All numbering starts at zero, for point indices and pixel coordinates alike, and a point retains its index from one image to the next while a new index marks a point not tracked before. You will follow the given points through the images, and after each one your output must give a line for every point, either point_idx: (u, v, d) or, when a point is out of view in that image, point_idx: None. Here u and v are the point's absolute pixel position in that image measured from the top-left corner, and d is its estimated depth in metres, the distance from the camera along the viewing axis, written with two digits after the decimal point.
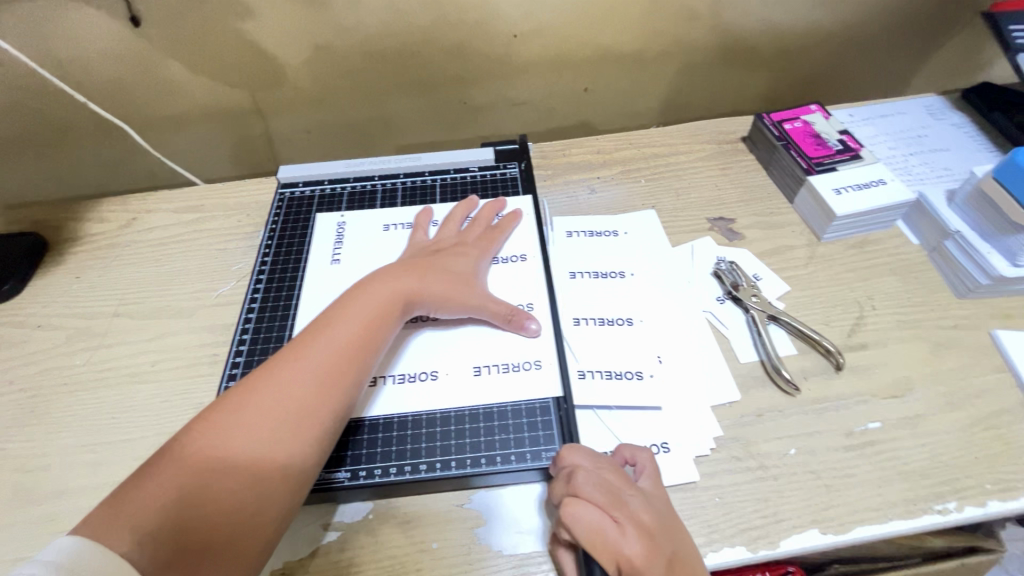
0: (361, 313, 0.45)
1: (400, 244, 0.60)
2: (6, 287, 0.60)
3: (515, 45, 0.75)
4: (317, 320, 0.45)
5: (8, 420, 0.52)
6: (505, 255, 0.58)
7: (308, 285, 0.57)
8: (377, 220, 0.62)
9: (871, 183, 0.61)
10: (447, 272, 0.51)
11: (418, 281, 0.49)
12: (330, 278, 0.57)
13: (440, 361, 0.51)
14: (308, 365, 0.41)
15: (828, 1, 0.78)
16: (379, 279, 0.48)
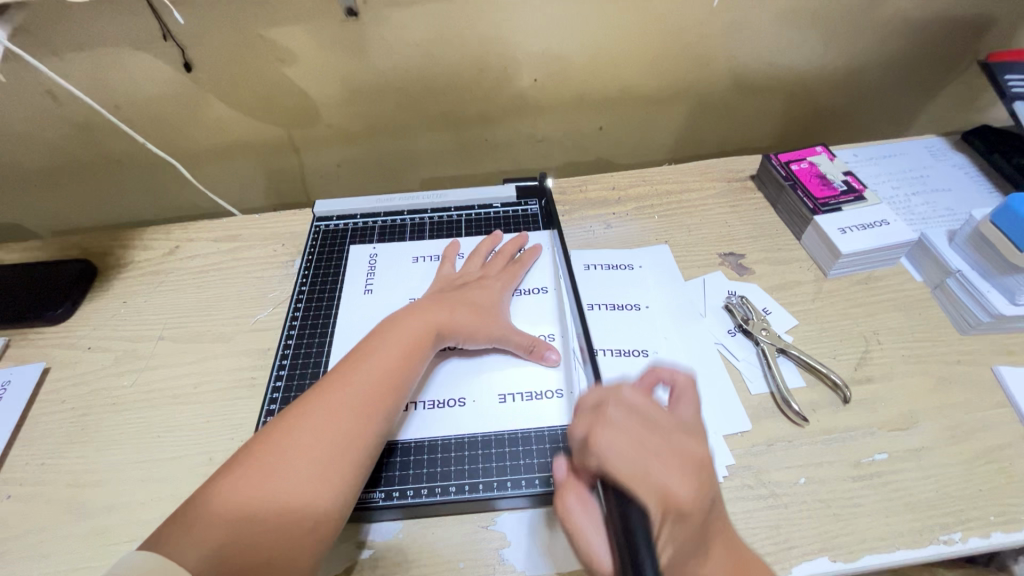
0: (396, 345, 0.49)
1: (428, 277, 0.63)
2: (59, 310, 0.64)
3: (535, 87, 0.80)
4: (353, 354, 0.49)
5: (60, 438, 0.55)
6: (527, 288, 0.62)
7: (343, 314, 0.60)
8: (406, 253, 0.66)
9: (875, 223, 0.65)
10: (474, 304, 0.55)
11: (448, 315, 0.53)
12: (364, 307, 0.61)
13: (468, 389, 0.54)
14: (349, 394, 0.45)
15: (832, 48, 0.82)
16: (412, 314, 0.52)
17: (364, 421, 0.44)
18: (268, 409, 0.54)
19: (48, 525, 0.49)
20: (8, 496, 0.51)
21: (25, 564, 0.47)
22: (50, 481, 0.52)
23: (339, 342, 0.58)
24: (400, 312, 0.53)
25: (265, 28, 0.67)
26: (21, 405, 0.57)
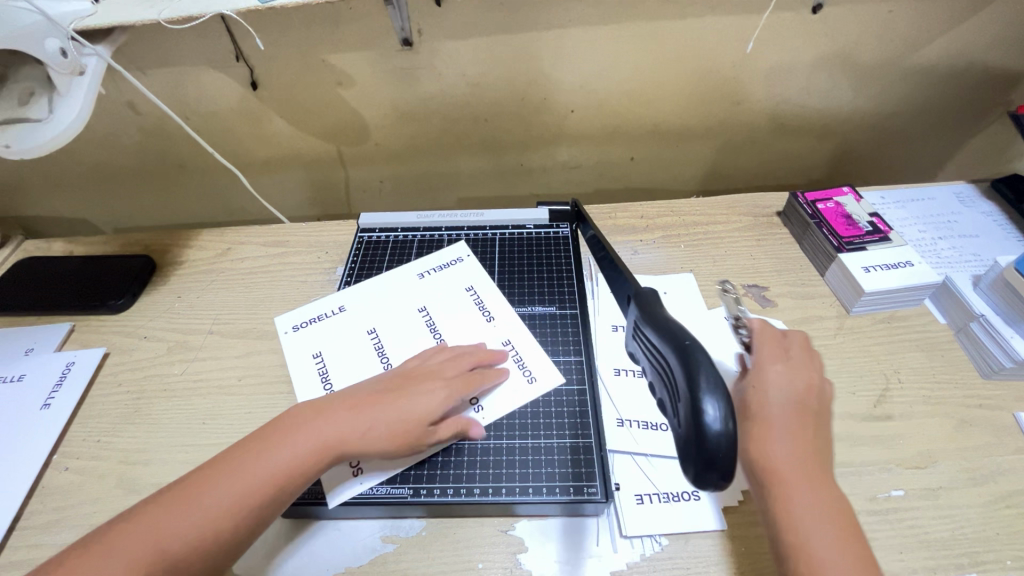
0: (282, 463, 0.44)
1: (458, 305, 0.64)
2: (121, 300, 0.70)
3: (572, 118, 0.84)
4: (261, 439, 0.46)
5: (116, 417, 0.60)
6: (523, 364, 0.58)
7: (374, 288, 0.67)
8: (461, 282, 0.67)
9: (900, 264, 0.66)
10: (386, 423, 0.48)
11: (356, 433, 0.47)
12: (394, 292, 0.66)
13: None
14: (221, 494, 0.42)
15: (863, 93, 0.85)
16: (329, 414, 0.47)
17: (225, 529, 0.41)
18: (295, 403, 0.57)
19: (99, 497, 0.53)
20: (66, 468, 0.55)
21: (77, 531, 0.51)
22: (104, 457, 0.56)
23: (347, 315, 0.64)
24: (321, 406, 0.48)
25: (327, 53, 0.73)
26: (82, 385, 0.62)
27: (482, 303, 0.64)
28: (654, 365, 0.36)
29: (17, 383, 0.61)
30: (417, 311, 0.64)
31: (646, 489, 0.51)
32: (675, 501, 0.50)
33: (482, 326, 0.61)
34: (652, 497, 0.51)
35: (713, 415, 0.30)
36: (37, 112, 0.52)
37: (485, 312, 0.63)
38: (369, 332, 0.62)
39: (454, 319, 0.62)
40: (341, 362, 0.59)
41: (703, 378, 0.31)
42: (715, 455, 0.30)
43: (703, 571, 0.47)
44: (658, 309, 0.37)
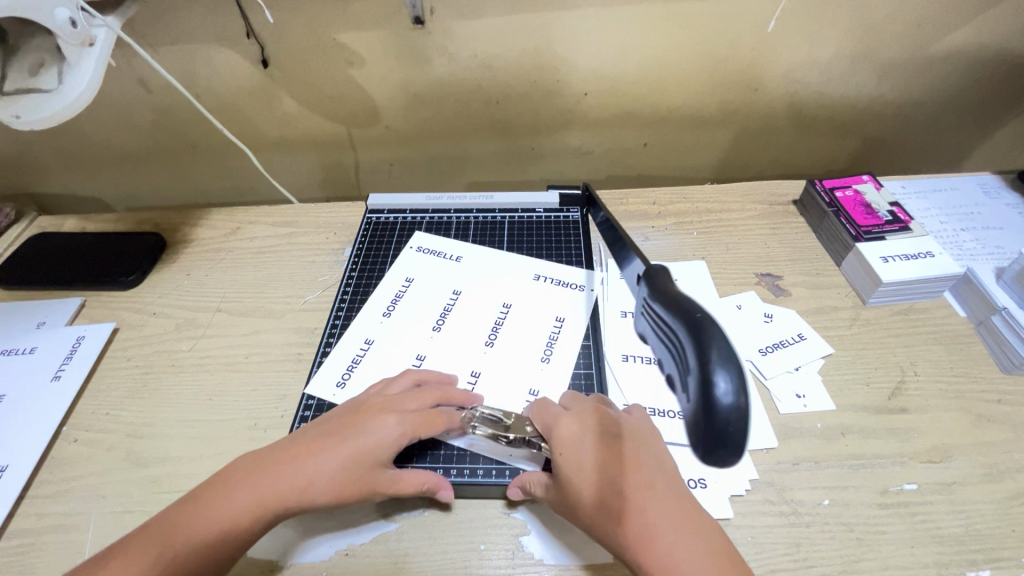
0: (215, 526, 0.42)
1: (531, 331, 0.60)
2: (131, 277, 0.70)
3: (585, 101, 0.82)
4: (203, 493, 0.43)
5: (124, 391, 0.60)
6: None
7: (446, 272, 0.67)
8: (550, 311, 0.62)
9: (920, 255, 0.64)
10: (331, 470, 0.44)
11: (300, 481, 0.44)
12: (469, 283, 0.65)
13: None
14: (161, 552, 0.40)
15: (886, 80, 0.82)
16: (270, 464, 0.45)
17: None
18: (320, 358, 0.59)
19: (106, 469, 0.54)
20: (75, 440, 0.56)
21: (85, 502, 0.52)
22: (112, 430, 0.57)
23: (407, 292, 0.65)
24: (261, 455, 0.46)
25: (338, 31, 0.72)
26: (92, 359, 0.62)
27: (553, 340, 0.59)
28: (661, 342, 0.35)
29: (29, 355, 0.62)
30: (497, 315, 0.62)
31: None
32: None
33: (531, 364, 0.57)
34: None
35: (724, 388, 0.29)
36: (48, 84, 0.52)
37: (548, 351, 0.58)
38: (442, 313, 0.62)
39: (514, 345, 0.59)
40: (396, 332, 0.61)
41: (715, 351, 0.30)
42: (725, 429, 0.29)
43: None
44: (667, 283, 0.36)
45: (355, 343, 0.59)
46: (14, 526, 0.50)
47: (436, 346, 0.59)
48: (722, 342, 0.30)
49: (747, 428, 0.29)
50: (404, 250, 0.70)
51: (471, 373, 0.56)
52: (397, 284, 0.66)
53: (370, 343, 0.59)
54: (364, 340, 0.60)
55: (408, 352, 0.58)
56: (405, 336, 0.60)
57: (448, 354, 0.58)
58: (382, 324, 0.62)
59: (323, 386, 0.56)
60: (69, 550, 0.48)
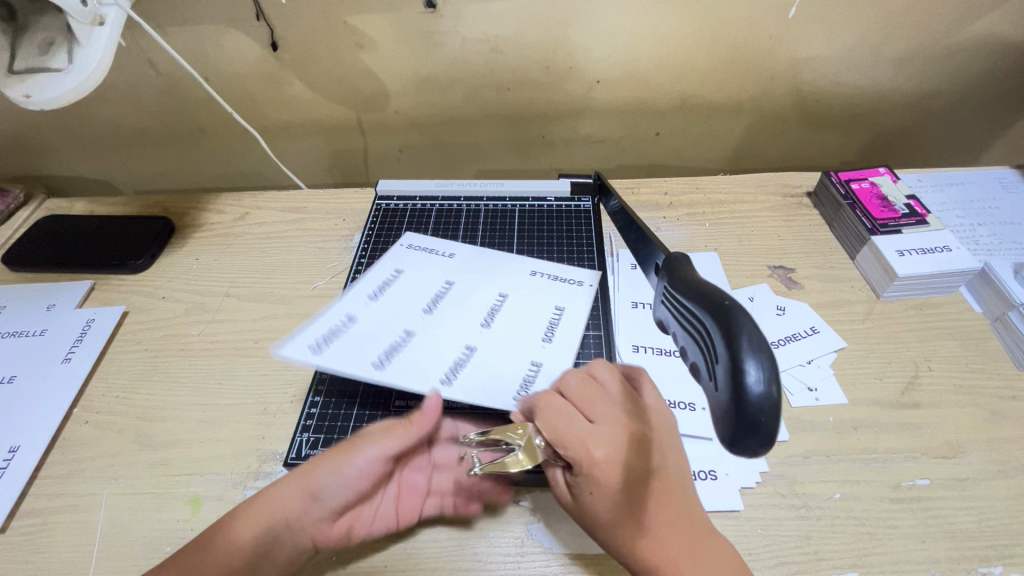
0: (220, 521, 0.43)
1: (531, 314, 0.56)
2: (140, 260, 0.70)
3: (598, 89, 0.81)
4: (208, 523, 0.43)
5: (134, 374, 0.60)
6: (528, 389, 0.48)
7: (440, 262, 0.62)
8: (551, 297, 0.58)
9: (937, 249, 0.63)
10: (329, 464, 0.44)
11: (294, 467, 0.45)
12: (465, 270, 0.61)
13: (420, 357, 0.50)
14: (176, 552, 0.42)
15: (904, 71, 0.81)
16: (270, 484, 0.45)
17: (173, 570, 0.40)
18: None
19: (115, 451, 0.54)
20: (86, 422, 0.56)
21: (95, 483, 0.52)
22: (122, 412, 0.57)
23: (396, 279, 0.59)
24: None
25: (348, 14, 0.71)
26: (102, 342, 0.62)
27: (555, 321, 0.55)
28: (687, 331, 0.35)
29: (39, 337, 0.62)
30: (494, 299, 0.57)
31: None
32: None
33: (532, 338, 0.53)
34: None
35: (754, 377, 0.29)
36: (59, 63, 0.52)
37: (550, 330, 0.54)
38: (434, 297, 0.57)
39: (512, 323, 0.55)
40: (383, 309, 0.55)
41: (745, 340, 0.30)
42: (758, 419, 0.29)
43: None
44: (691, 273, 0.36)
45: (333, 315, 0.52)
46: (27, 506, 0.50)
47: (426, 324, 0.54)
48: (753, 330, 0.29)
49: (778, 419, 0.28)
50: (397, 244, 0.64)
51: (467, 346, 0.51)
52: (384, 272, 0.59)
53: (350, 318, 0.53)
54: (343, 315, 0.53)
55: (396, 326, 0.53)
56: (393, 314, 0.54)
57: (440, 330, 0.53)
58: (367, 303, 0.56)
59: (291, 346, 0.48)
60: (80, 530, 0.49)
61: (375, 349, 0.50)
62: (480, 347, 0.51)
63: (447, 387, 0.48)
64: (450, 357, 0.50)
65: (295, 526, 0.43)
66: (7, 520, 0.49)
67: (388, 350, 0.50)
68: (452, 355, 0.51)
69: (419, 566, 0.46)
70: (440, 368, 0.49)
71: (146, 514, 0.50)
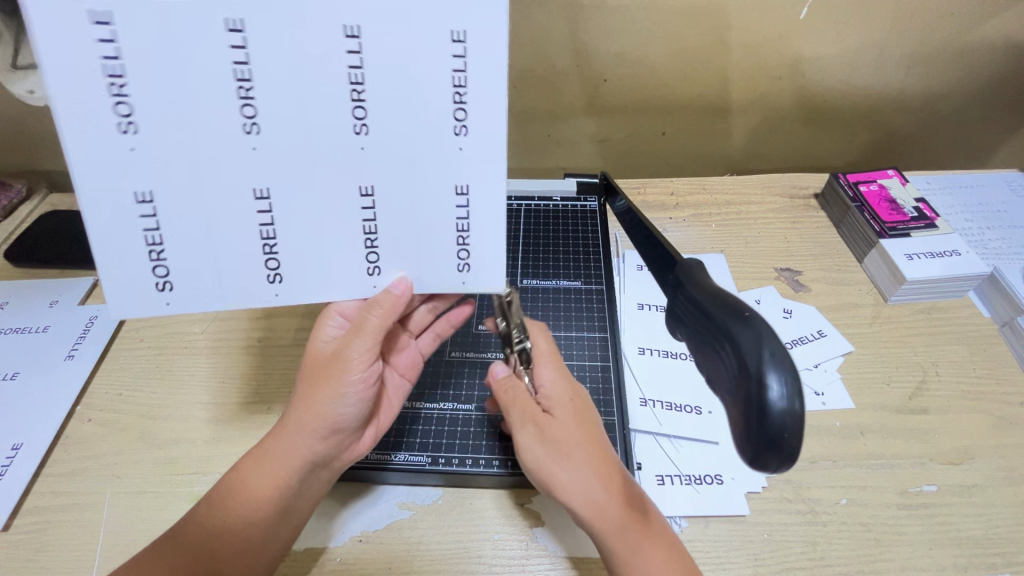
0: (239, 470, 0.43)
1: (419, 88, 0.35)
2: None
3: (604, 87, 0.80)
4: (216, 490, 0.43)
5: (137, 372, 0.60)
6: (464, 242, 0.40)
7: (190, 18, 0.32)
8: (429, 11, 0.33)
9: (946, 253, 0.63)
10: (328, 399, 0.42)
11: (292, 405, 0.43)
12: (250, 0, 0.32)
13: (298, 217, 0.38)
14: (211, 495, 0.43)
15: (914, 72, 0.80)
16: (269, 435, 0.44)
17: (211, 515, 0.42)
18: None
19: (119, 449, 0.54)
20: (89, 420, 0.56)
21: (99, 481, 0.52)
22: (125, 411, 0.57)
23: (127, 72, 0.33)
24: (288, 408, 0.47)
25: None
26: (105, 339, 0.62)
27: (461, 92, 0.36)
28: (698, 334, 0.34)
29: (42, 334, 0.62)
30: (348, 71, 0.34)
31: (667, 470, 0.50)
32: (695, 484, 0.50)
33: (439, 146, 0.37)
34: (673, 479, 0.50)
35: (777, 392, 0.29)
36: None
37: (460, 116, 0.36)
38: (240, 95, 0.34)
39: (399, 125, 0.36)
40: (178, 167, 0.35)
41: (767, 354, 0.29)
42: (780, 435, 0.29)
43: (723, 555, 0.46)
44: (707, 281, 0.35)
45: (127, 210, 0.36)
46: (30, 504, 0.50)
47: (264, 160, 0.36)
48: (775, 344, 0.29)
49: (801, 433, 0.29)
50: (65, 11, 0.31)
51: (363, 190, 0.38)
52: (96, 44, 0.32)
53: (151, 195, 0.36)
54: (135, 191, 0.35)
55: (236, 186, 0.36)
56: (207, 168, 0.35)
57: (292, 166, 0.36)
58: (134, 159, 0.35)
59: (137, 292, 0.38)
60: (84, 529, 0.49)
61: (241, 233, 0.38)
62: (382, 187, 0.38)
63: (375, 274, 0.41)
64: (349, 220, 0.39)
65: (313, 460, 0.43)
66: (10, 518, 0.49)
67: (265, 237, 0.38)
68: (348, 211, 0.38)
69: (422, 568, 0.46)
70: (350, 247, 0.40)
71: (149, 513, 0.49)
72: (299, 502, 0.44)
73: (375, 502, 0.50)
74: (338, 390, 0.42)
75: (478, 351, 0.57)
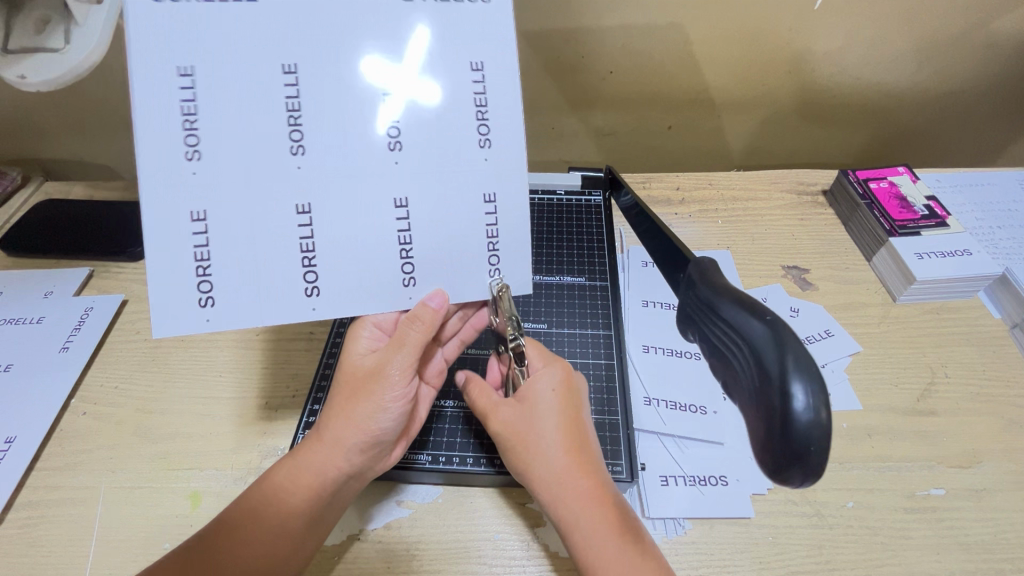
0: (273, 476, 0.42)
1: (445, 116, 0.41)
2: (138, 249, 0.68)
3: (610, 79, 0.79)
4: (246, 503, 0.42)
5: (133, 365, 0.59)
6: (493, 249, 0.44)
7: (253, 65, 0.37)
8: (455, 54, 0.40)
9: (957, 252, 0.62)
10: (370, 410, 0.42)
11: (330, 413, 0.43)
12: (306, 49, 0.38)
13: (339, 233, 0.40)
14: (239, 502, 0.42)
15: (925, 67, 0.78)
16: (306, 444, 0.43)
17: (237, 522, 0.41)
18: (332, 345, 0.56)
19: (114, 443, 0.53)
20: (84, 413, 0.55)
21: (93, 475, 0.51)
22: (120, 404, 0.56)
23: (199, 110, 0.37)
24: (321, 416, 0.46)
25: None
26: (101, 331, 0.61)
27: (482, 112, 0.41)
28: (714, 341, 0.33)
29: (37, 325, 0.61)
30: (381, 99, 0.39)
31: (671, 471, 0.50)
32: (699, 485, 0.49)
33: (466, 159, 0.41)
34: (677, 480, 0.49)
35: (802, 402, 0.28)
36: (57, 43, 0.49)
37: (483, 131, 0.41)
38: (291, 123, 0.38)
39: (429, 143, 0.41)
40: (230, 191, 0.38)
41: (792, 362, 0.28)
42: (806, 448, 0.28)
43: (727, 558, 0.45)
44: (721, 283, 0.34)
45: (184, 231, 0.38)
46: (23, 498, 0.49)
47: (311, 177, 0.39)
48: (799, 350, 0.28)
49: (827, 444, 0.28)
50: (158, 67, 0.36)
51: (397, 202, 0.41)
52: (179, 90, 0.37)
53: (206, 214, 0.38)
54: (191, 211, 0.38)
55: (284, 202, 0.39)
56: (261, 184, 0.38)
57: (337, 181, 0.40)
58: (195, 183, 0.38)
59: (182, 308, 0.39)
60: (78, 524, 0.48)
61: (285, 251, 0.40)
62: (415, 201, 0.41)
63: (410, 285, 0.43)
64: (385, 229, 0.41)
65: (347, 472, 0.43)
66: (4, 512, 0.49)
67: (304, 250, 0.40)
68: (386, 221, 0.41)
69: (423, 568, 0.45)
70: (384, 255, 0.41)
71: (144, 508, 0.49)
72: (330, 513, 0.44)
73: (375, 501, 0.49)
74: (381, 402, 0.42)
75: (479, 349, 0.57)
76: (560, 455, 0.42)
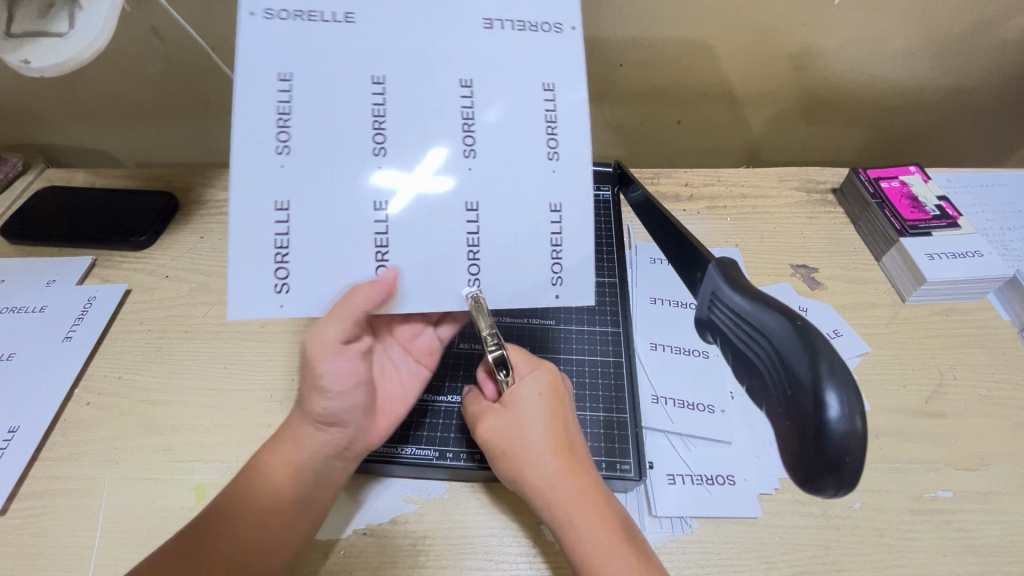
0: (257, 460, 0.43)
1: (522, 125, 0.41)
2: (141, 238, 0.67)
3: (620, 72, 0.78)
4: (234, 480, 0.43)
5: (137, 355, 0.58)
6: (556, 256, 0.42)
7: (343, 74, 0.39)
8: (535, 69, 0.41)
9: (968, 254, 0.61)
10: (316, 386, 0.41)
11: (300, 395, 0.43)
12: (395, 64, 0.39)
13: (415, 230, 0.40)
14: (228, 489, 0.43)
15: (940, 65, 0.77)
16: (283, 425, 0.44)
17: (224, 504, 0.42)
18: None
19: (118, 434, 0.53)
20: (87, 403, 0.55)
21: (98, 466, 0.50)
22: (125, 394, 0.55)
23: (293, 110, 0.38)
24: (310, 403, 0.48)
25: None
26: (104, 320, 0.60)
27: (554, 126, 0.41)
28: (741, 346, 0.33)
29: (38, 313, 0.60)
30: (461, 109, 0.40)
31: (679, 470, 0.50)
32: (708, 484, 0.49)
33: (536, 168, 0.41)
34: (685, 479, 0.49)
35: (836, 410, 0.28)
36: (60, 27, 0.48)
37: (553, 144, 0.41)
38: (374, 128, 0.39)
39: (502, 149, 0.41)
40: (310, 189, 0.38)
41: (828, 369, 0.28)
42: (841, 457, 0.28)
43: (735, 559, 0.45)
44: (747, 283, 0.34)
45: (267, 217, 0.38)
46: (27, 488, 0.49)
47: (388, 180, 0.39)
48: (833, 357, 0.28)
49: (863, 453, 0.28)
50: (261, 71, 0.38)
51: (469, 205, 0.40)
52: (277, 91, 0.38)
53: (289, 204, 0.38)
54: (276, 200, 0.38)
55: (361, 204, 0.39)
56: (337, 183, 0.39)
57: (415, 184, 0.40)
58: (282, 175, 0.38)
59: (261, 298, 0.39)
60: (82, 516, 0.48)
61: (359, 249, 0.39)
62: (486, 206, 0.41)
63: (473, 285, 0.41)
64: (455, 231, 0.40)
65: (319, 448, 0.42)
66: (8, 501, 0.48)
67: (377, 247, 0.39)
68: (455, 225, 0.40)
69: (429, 564, 0.45)
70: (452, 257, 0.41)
71: (148, 500, 0.48)
72: (320, 493, 0.43)
73: (382, 496, 0.48)
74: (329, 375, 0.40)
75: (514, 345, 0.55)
76: (550, 459, 0.41)
